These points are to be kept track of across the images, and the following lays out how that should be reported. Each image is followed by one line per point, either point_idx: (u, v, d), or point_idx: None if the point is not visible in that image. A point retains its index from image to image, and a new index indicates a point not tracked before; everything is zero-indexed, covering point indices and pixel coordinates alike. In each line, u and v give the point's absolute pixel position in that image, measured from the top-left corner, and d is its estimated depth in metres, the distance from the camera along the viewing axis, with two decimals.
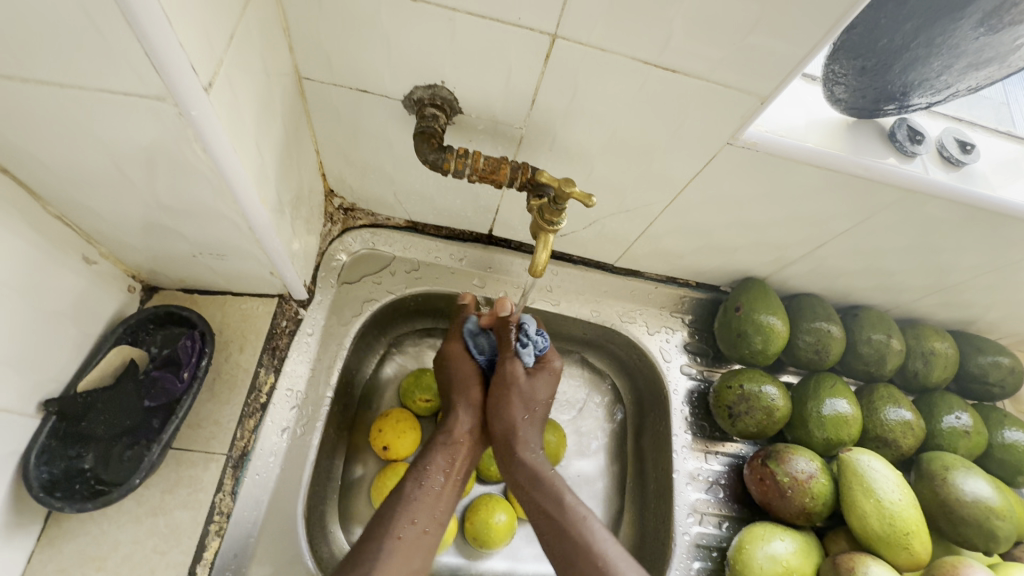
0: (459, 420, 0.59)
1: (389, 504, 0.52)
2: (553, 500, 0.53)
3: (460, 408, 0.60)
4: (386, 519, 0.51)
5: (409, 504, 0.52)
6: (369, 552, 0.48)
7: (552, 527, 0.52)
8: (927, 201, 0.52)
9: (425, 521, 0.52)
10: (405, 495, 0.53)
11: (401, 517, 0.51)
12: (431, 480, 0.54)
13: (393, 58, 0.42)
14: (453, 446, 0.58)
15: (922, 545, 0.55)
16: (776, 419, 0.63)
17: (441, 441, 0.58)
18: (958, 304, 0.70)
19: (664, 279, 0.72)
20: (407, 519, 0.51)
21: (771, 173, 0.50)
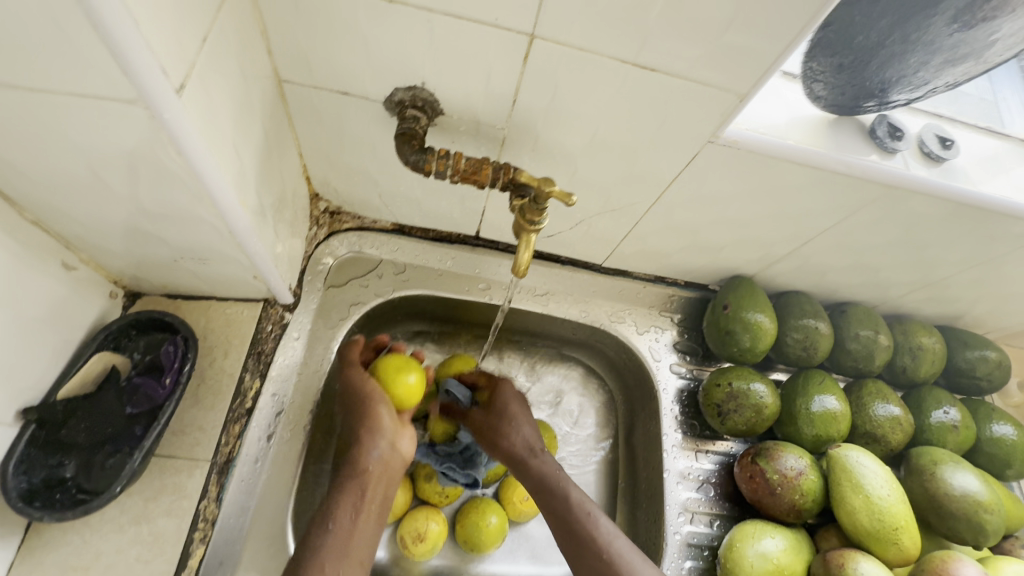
0: (366, 439, 0.53)
1: (314, 545, 0.47)
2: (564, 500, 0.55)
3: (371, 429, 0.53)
4: (304, 568, 0.46)
5: (335, 543, 0.48)
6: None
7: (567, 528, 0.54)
8: (909, 197, 0.52)
9: (351, 556, 0.48)
10: (331, 531, 0.48)
11: (327, 562, 0.46)
12: (341, 517, 0.49)
13: (372, 60, 0.42)
14: (357, 477, 0.51)
15: (912, 541, 0.55)
16: (765, 417, 0.63)
17: (353, 471, 0.52)
18: (944, 299, 0.70)
19: (652, 279, 0.72)
20: (325, 567, 0.46)
21: (755, 170, 0.50)
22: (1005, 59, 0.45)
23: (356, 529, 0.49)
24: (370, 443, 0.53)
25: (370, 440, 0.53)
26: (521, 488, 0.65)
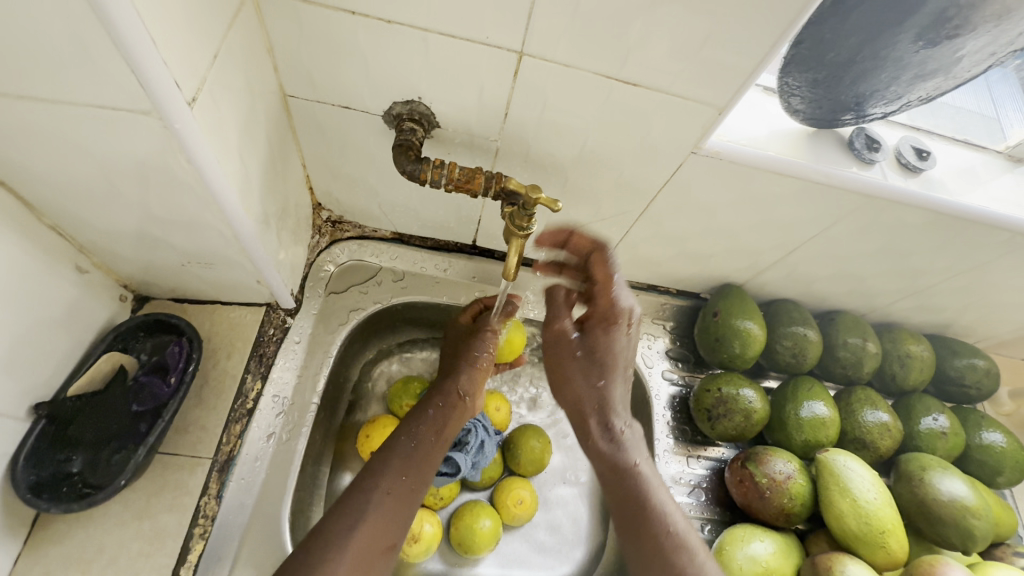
0: (449, 381, 0.61)
1: (378, 461, 0.53)
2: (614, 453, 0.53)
3: (454, 377, 0.61)
4: (369, 476, 0.51)
5: (403, 456, 0.53)
6: (354, 505, 0.48)
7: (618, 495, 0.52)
8: (888, 206, 0.54)
9: (405, 470, 0.52)
10: (396, 448, 0.54)
11: (385, 473, 0.51)
12: (405, 440, 0.55)
13: (372, 75, 0.45)
14: (431, 412, 0.58)
15: (899, 544, 0.55)
16: (754, 421, 0.64)
17: (425, 409, 0.59)
18: (931, 308, 0.72)
19: (645, 287, 0.74)
20: (384, 478, 0.51)
21: (738, 180, 0.52)
22: (976, 75, 0.47)
23: (416, 456, 0.54)
24: (454, 385, 0.61)
25: (450, 382, 0.61)
26: (515, 492, 0.66)
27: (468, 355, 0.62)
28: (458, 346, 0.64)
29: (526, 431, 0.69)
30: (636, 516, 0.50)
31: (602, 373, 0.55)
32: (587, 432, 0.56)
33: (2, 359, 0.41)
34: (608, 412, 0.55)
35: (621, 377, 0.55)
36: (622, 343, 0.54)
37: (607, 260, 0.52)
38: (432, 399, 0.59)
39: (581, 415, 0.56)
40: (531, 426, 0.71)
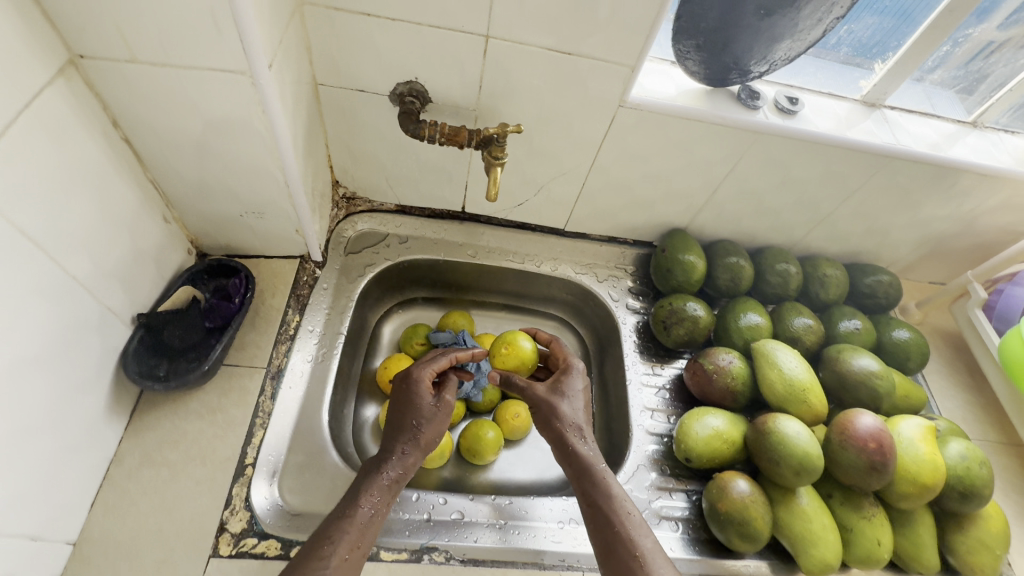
0: (395, 476, 0.59)
1: (336, 525, 0.53)
2: (604, 492, 0.60)
3: (406, 448, 0.61)
4: (328, 542, 0.51)
5: (359, 525, 0.53)
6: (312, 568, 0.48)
7: (596, 513, 0.59)
8: (775, 140, 0.72)
9: (361, 539, 0.52)
10: (354, 517, 0.53)
11: (344, 539, 0.51)
12: (364, 509, 0.55)
13: (380, 61, 0.62)
14: (383, 488, 0.57)
15: (819, 400, 0.69)
16: (700, 327, 0.79)
17: (378, 476, 0.57)
18: (839, 236, 0.88)
19: (606, 240, 0.91)
20: (342, 542, 0.51)
21: (660, 127, 0.70)
22: (816, 38, 0.66)
23: (370, 527, 0.54)
24: (406, 463, 0.60)
25: (397, 465, 0.59)
26: (513, 408, 0.79)
27: (420, 435, 0.62)
28: (409, 410, 0.64)
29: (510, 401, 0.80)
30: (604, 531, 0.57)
31: (581, 433, 0.66)
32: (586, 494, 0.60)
33: (121, 271, 0.55)
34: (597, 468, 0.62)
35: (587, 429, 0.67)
36: (575, 401, 0.69)
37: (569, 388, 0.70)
38: (382, 474, 0.58)
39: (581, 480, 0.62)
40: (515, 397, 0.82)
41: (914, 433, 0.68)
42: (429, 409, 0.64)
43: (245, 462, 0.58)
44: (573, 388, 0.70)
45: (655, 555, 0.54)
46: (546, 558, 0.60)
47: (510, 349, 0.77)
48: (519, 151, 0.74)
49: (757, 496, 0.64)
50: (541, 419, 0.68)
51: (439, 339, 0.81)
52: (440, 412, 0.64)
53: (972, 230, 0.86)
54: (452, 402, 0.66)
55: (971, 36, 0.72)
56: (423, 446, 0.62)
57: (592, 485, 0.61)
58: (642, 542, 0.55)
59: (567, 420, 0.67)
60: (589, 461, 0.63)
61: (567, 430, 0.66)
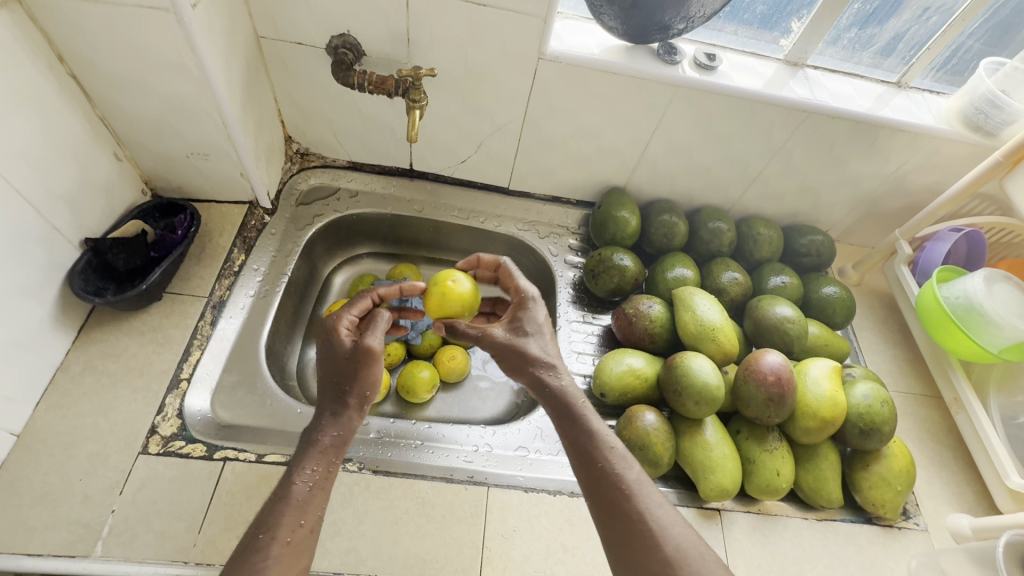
0: (338, 431, 0.53)
1: (272, 507, 0.47)
2: (586, 433, 0.55)
3: (337, 410, 0.54)
4: (266, 528, 0.46)
5: (296, 505, 0.47)
6: (252, 561, 0.43)
7: (584, 459, 0.53)
8: (693, 95, 0.75)
9: (303, 516, 0.47)
10: (292, 495, 0.48)
11: (281, 522, 0.46)
12: (300, 484, 0.49)
13: (314, 14, 0.67)
14: (317, 456, 0.51)
15: (729, 341, 0.72)
16: (628, 277, 0.82)
17: (313, 444, 0.51)
18: (773, 196, 0.91)
19: (549, 199, 0.95)
20: (283, 525, 0.46)
21: (580, 80, 0.74)
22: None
23: (312, 501, 0.48)
24: (345, 424, 0.54)
25: (331, 428, 0.53)
26: (450, 351, 0.83)
27: (348, 394, 0.55)
28: (339, 370, 0.56)
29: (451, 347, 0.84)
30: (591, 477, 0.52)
31: (552, 372, 0.59)
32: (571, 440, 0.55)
33: (69, 195, 0.61)
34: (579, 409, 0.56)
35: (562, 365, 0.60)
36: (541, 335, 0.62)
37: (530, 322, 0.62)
38: (312, 441, 0.52)
39: (564, 423, 0.56)
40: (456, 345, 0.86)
41: (821, 372, 0.71)
42: (359, 355, 0.56)
43: (180, 376, 0.64)
44: (535, 323, 0.62)
45: (653, 502, 0.50)
46: (456, 474, 0.65)
47: (445, 290, 0.68)
48: (453, 104, 0.79)
49: (662, 426, 0.68)
50: (508, 365, 0.61)
51: (382, 284, 0.86)
52: (367, 361, 0.56)
53: (901, 190, 0.88)
54: (378, 343, 0.57)
55: (906, 1, 0.75)
56: (355, 405, 0.54)
57: (575, 429, 0.55)
58: (627, 473, 0.52)
59: (535, 359, 0.59)
60: (566, 399, 0.57)
61: (540, 370, 0.59)
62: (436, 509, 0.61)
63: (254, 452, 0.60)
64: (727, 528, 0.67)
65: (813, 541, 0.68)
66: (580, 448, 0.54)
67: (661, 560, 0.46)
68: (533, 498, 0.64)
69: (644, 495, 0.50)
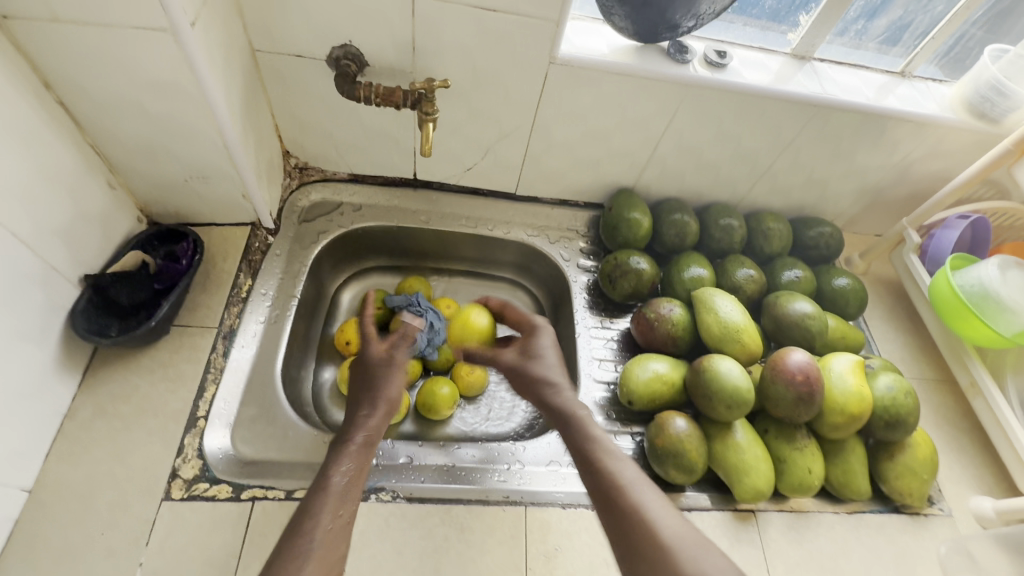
0: (370, 433, 0.57)
1: (312, 499, 0.49)
2: (586, 437, 0.57)
3: (367, 415, 0.58)
4: (308, 516, 0.48)
5: (333, 494, 0.50)
6: (296, 547, 0.45)
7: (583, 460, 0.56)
8: (705, 94, 0.74)
9: (342, 505, 0.49)
10: (330, 486, 0.50)
11: (323, 508, 0.48)
12: (337, 478, 0.51)
13: (314, 25, 0.64)
14: (352, 453, 0.54)
15: (752, 341, 0.72)
16: (645, 280, 0.81)
17: (346, 444, 0.55)
18: (781, 190, 0.91)
19: (557, 202, 0.93)
20: (323, 513, 0.48)
21: (592, 83, 0.72)
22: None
23: (348, 493, 0.51)
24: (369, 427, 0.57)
25: (365, 425, 0.57)
26: (469, 364, 0.81)
27: (377, 398, 0.60)
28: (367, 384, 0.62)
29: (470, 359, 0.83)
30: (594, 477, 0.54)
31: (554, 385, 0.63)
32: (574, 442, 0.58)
33: (64, 231, 0.57)
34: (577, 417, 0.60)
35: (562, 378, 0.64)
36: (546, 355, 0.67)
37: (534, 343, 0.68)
38: (350, 437, 0.56)
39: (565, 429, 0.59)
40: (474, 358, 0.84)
41: (845, 367, 0.71)
42: (390, 372, 0.63)
43: (197, 414, 0.61)
44: (543, 346, 0.68)
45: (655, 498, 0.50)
46: (491, 495, 0.63)
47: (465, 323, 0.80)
48: (460, 112, 0.76)
49: (693, 432, 0.67)
50: (517, 384, 0.66)
51: (394, 300, 0.84)
52: (397, 374, 0.63)
53: (906, 178, 0.89)
54: (407, 359, 0.66)
55: None
56: (381, 407, 0.59)
57: (575, 433, 0.58)
58: (624, 474, 0.53)
59: (541, 376, 0.64)
60: (565, 408, 0.61)
61: (542, 384, 0.63)
62: (475, 533, 0.60)
63: (283, 490, 0.58)
64: (763, 529, 0.67)
65: (846, 535, 0.69)
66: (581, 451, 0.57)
67: (656, 550, 0.46)
68: (571, 514, 0.63)
69: (645, 492, 0.51)
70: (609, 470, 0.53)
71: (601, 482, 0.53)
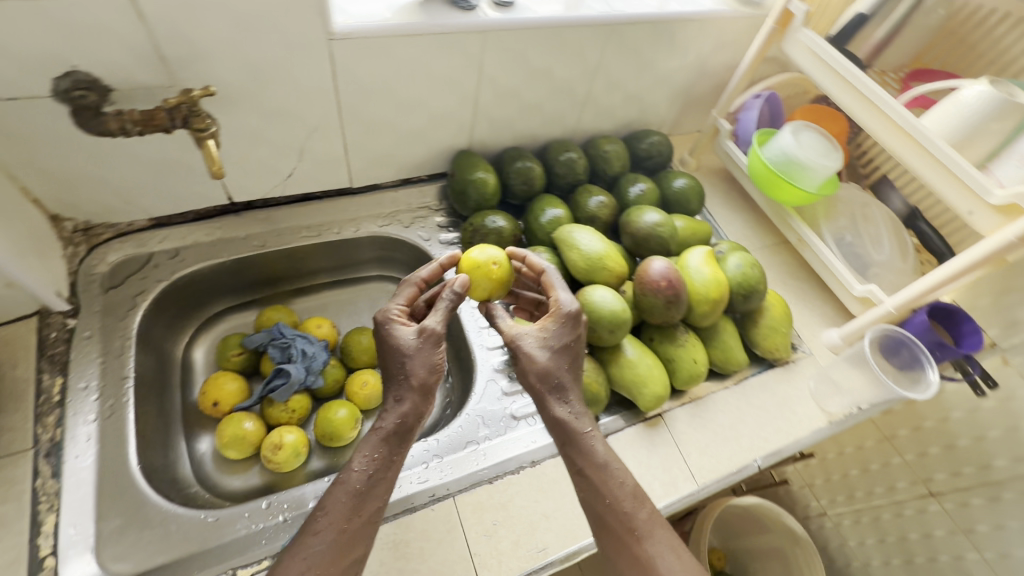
0: (404, 421, 0.55)
1: (329, 495, 0.52)
2: (597, 467, 0.56)
3: (396, 400, 0.56)
4: (320, 513, 0.50)
5: (354, 492, 0.52)
6: (305, 545, 0.48)
7: (594, 493, 0.55)
8: (503, 36, 0.73)
9: (357, 504, 0.51)
10: (347, 484, 0.52)
11: (336, 508, 0.50)
12: (355, 471, 0.53)
13: (13, 56, 0.51)
14: (377, 442, 0.54)
15: (617, 264, 0.76)
16: (507, 236, 0.81)
17: (370, 435, 0.55)
18: (606, 112, 0.95)
19: (399, 183, 0.89)
20: (335, 514, 0.50)
21: (383, 51, 0.67)
22: None
23: (370, 490, 0.52)
24: (403, 410, 0.56)
25: (396, 413, 0.56)
26: (360, 378, 0.77)
27: (410, 376, 0.56)
28: (393, 356, 0.58)
29: (359, 372, 0.78)
30: (604, 514, 0.54)
31: (564, 398, 0.59)
32: (582, 474, 0.56)
33: None
34: (587, 439, 0.57)
35: (575, 396, 0.60)
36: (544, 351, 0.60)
37: (546, 340, 0.60)
38: (383, 427, 0.55)
39: (574, 453, 0.57)
40: (364, 369, 0.80)
41: (699, 260, 0.77)
42: (423, 343, 0.57)
43: (41, 555, 0.51)
44: (555, 339, 0.60)
45: (664, 546, 0.52)
46: (416, 500, 0.61)
47: (478, 267, 0.66)
48: (252, 117, 0.67)
49: (589, 365, 0.70)
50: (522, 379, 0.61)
51: (252, 341, 0.76)
52: (427, 346, 0.58)
53: (706, 73, 0.96)
54: (437, 329, 0.58)
55: None
56: (416, 388, 0.56)
57: (578, 453, 0.57)
58: (637, 514, 0.54)
59: (543, 375, 0.59)
60: (574, 428, 0.58)
61: (549, 393, 0.59)
62: (411, 545, 0.58)
63: None
64: (671, 426, 0.73)
65: (737, 403, 0.77)
66: (588, 479, 0.56)
67: None
68: (500, 485, 0.64)
69: (656, 538, 0.52)
70: (624, 518, 0.53)
71: (612, 523, 0.54)
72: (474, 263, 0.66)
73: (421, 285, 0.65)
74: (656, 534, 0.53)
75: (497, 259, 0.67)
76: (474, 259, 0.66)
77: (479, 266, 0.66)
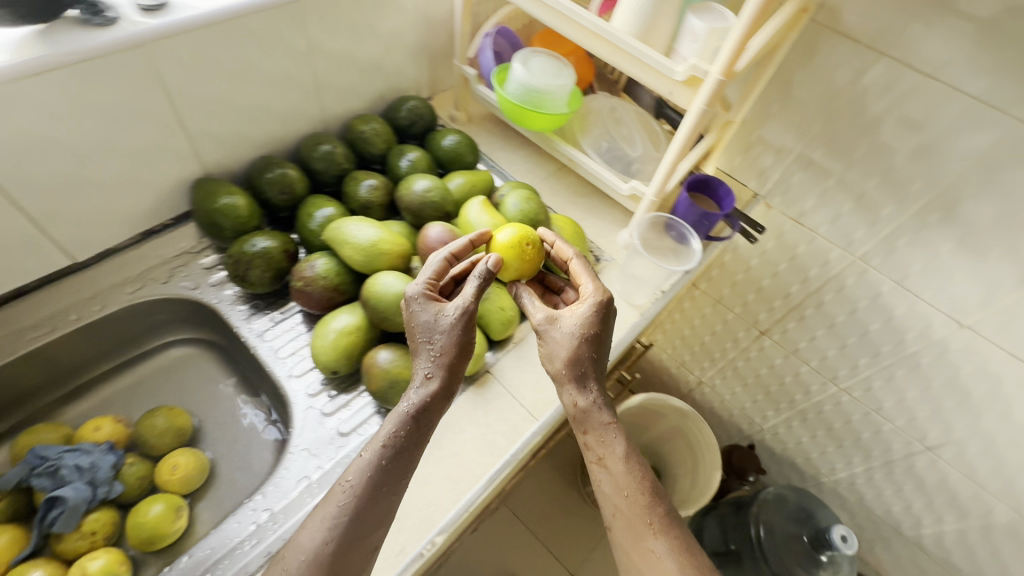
0: (431, 398, 0.59)
1: (351, 468, 0.56)
2: (619, 456, 0.64)
3: (427, 377, 0.60)
4: (344, 483, 0.55)
5: (375, 470, 0.55)
6: (330, 513, 0.53)
7: (614, 479, 0.64)
8: (168, 44, 0.64)
9: (382, 480, 0.55)
10: (369, 459, 0.56)
11: (359, 481, 0.55)
12: (375, 448, 0.57)
13: None
14: (406, 422, 0.58)
15: (397, 245, 0.73)
16: (277, 255, 0.74)
17: (398, 412, 0.58)
18: (349, 91, 0.89)
19: (140, 238, 0.78)
20: (358, 486, 0.54)
21: (12, 101, 0.56)
22: None
23: (392, 470, 0.56)
24: (432, 390, 0.60)
25: (423, 392, 0.59)
26: (168, 462, 0.69)
27: (443, 352, 0.60)
28: (427, 333, 0.62)
29: (168, 456, 0.70)
30: (618, 501, 0.63)
31: (588, 389, 0.66)
32: (603, 459, 0.65)
33: None
34: (610, 430, 0.65)
35: (603, 398, 0.67)
36: (565, 347, 0.67)
37: (573, 335, 0.67)
38: (414, 404, 0.58)
39: (598, 440, 0.66)
40: (173, 452, 0.71)
41: (477, 212, 0.77)
42: (453, 322, 0.61)
43: None
44: (577, 327, 0.67)
45: (670, 544, 0.60)
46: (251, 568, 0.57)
47: (525, 249, 0.69)
48: None
49: (398, 355, 0.68)
50: (545, 359, 0.69)
51: (4, 482, 0.63)
52: (457, 325, 0.61)
53: (433, 24, 0.94)
54: (469, 309, 0.61)
55: None
56: (445, 367, 0.60)
57: (599, 441, 0.66)
58: (653, 510, 0.62)
59: (569, 361, 0.66)
60: (598, 415, 0.66)
61: (573, 379, 0.66)
62: None
63: None
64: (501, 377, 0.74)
65: None
66: (609, 468, 0.64)
67: None
68: None
69: (661, 534, 0.60)
70: (641, 510, 0.61)
71: (625, 511, 0.62)
72: (512, 242, 0.68)
73: (450, 260, 0.67)
74: (663, 529, 0.61)
75: (526, 238, 0.69)
76: (504, 242, 0.69)
77: (513, 248, 0.69)
